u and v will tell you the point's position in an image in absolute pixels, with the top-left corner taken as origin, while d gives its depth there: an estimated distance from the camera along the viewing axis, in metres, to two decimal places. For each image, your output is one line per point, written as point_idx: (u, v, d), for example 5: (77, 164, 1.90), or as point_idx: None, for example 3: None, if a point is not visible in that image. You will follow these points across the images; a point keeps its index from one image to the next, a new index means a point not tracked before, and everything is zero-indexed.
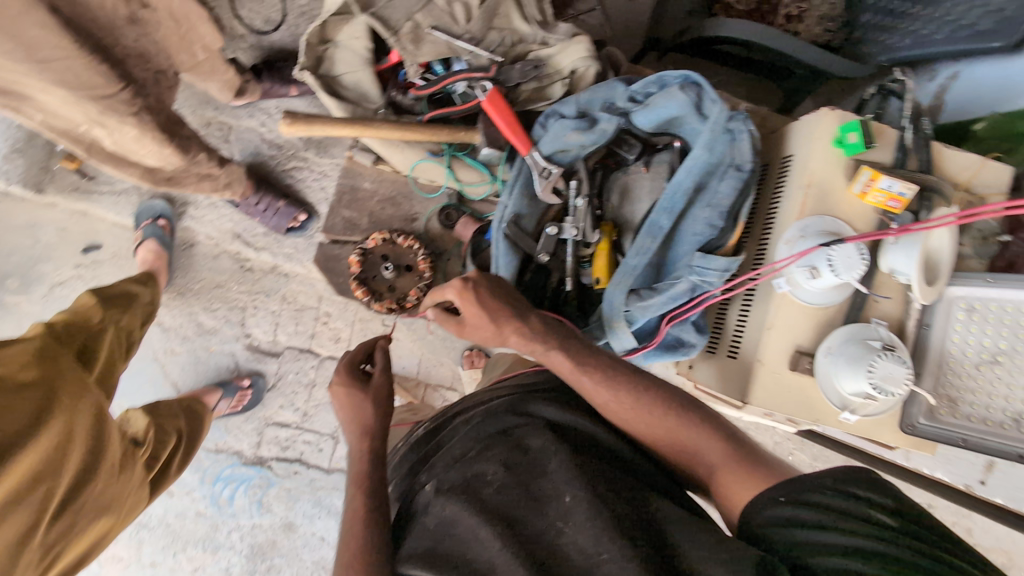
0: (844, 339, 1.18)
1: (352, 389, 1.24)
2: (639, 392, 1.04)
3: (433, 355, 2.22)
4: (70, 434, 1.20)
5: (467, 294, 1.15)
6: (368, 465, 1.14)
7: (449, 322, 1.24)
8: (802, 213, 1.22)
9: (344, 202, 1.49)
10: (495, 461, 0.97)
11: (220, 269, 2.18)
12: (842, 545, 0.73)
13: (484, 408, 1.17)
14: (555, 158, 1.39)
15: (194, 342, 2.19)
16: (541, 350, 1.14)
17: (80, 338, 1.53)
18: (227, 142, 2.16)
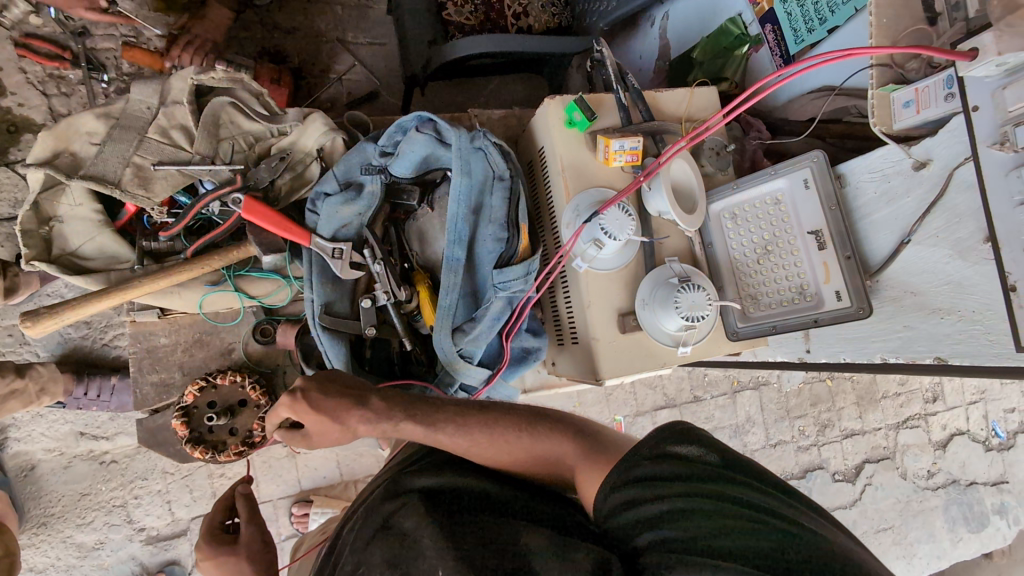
0: (652, 287, 1.27)
1: (220, 555, 1.13)
2: (490, 427, 1.04)
3: (349, 452, 2.07)
4: None
5: (297, 405, 1.02)
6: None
7: (293, 438, 1.10)
8: (570, 194, 1.30)
9: (146, 367, 1.40)
10: (375, 563, 0.90)
11: (79, 476, 1.90)
12: (667, 508, 0.79)
13: (363, 501, 1.08)
14: (340, 235, 1.37)
15: (81, 567, 1.93)
16: (390, 426, 1.07)
17: None
18: (25, 343, 1.82)
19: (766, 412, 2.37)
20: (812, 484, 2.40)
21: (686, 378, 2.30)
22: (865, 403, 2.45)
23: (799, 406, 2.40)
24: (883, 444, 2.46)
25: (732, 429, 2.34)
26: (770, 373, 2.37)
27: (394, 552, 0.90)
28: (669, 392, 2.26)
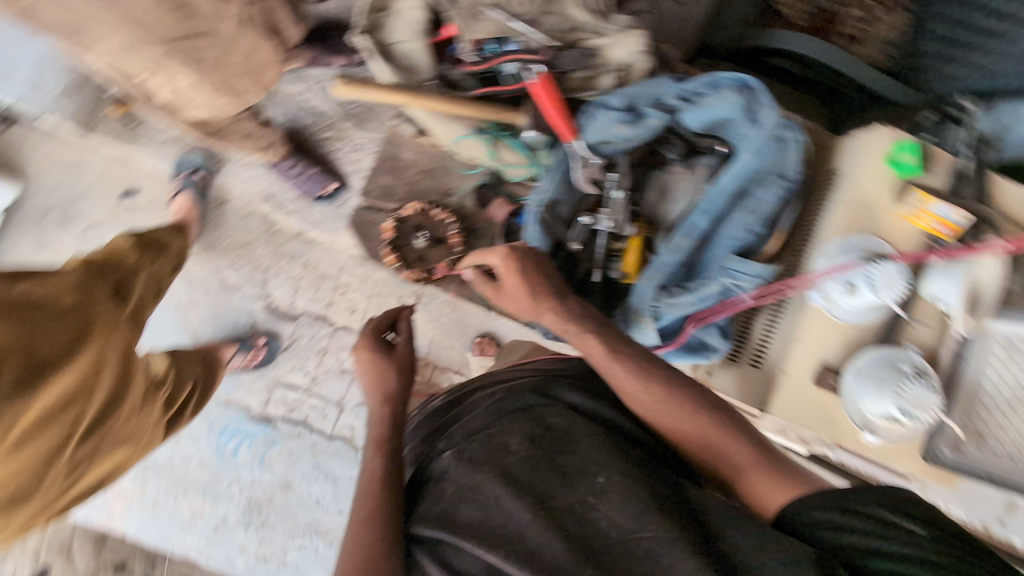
0: (874, 362, 1.17)
1: (375, 355, 1.31)
2: (670, 386, 1.08)
3: (445, 339, 2.41)
4: (97, 367, 1.49)
5: (511, 258, 1.25)
6: (387, 426, 1.23)
7: (486, 286, 1.33)
8: (845, 228, 1.22)
9: (384, 168, 1.52)
10: (518, 434, 1.02)
11: (248, 229, 2.50)
12: (886, 551, 0.78)
13: (509, 386, 1.21)
14: (600, 149, 1.39)
15: (217, 296, 2.52)
16: (576, 332, 1.20)
17: (115, 279, 1.66)
18: (272, 104, 2.44)
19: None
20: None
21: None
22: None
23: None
24: None
25: None
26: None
27: (549, 436, 1.00)
28: None
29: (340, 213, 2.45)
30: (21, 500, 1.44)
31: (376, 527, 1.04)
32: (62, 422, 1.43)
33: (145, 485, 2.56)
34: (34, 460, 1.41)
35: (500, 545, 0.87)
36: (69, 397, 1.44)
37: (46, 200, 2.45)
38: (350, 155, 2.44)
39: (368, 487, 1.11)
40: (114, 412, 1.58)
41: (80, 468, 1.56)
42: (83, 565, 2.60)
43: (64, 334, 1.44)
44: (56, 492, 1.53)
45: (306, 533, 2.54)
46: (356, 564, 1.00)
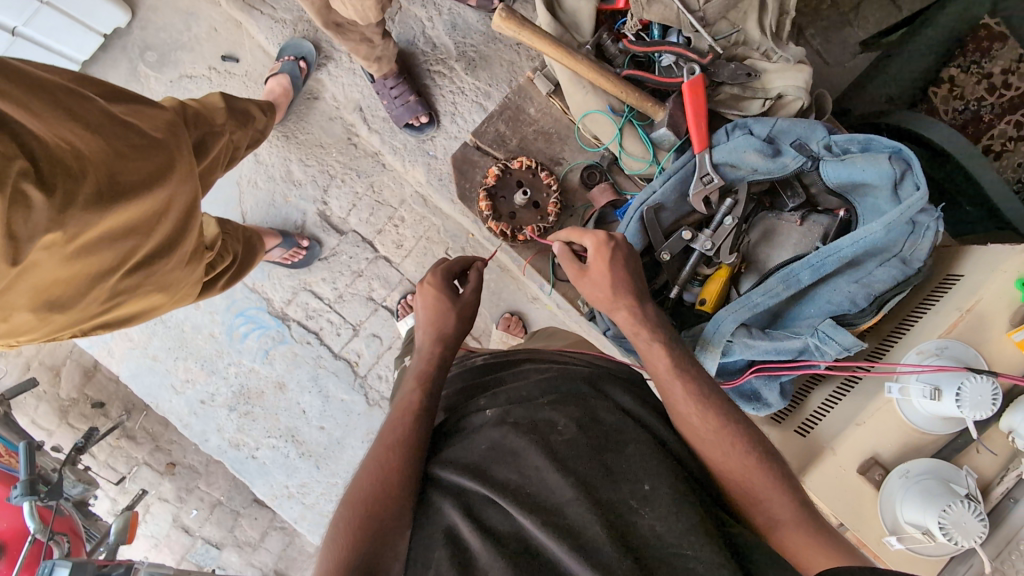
0: (925, 470, 1.11)
1: (442, 294, 1.31)
2: (726, 420, 1.05)
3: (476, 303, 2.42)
4: (168, 205, 1.36)
5: (606, 246, 1.21)
6: (429, 364, 1.22)
7: (570, 264, 1.27)
8: (949, 332, 1.15)
9: (505, 116, 1.49)
10: (568, 416, 1.01)
11: (331, 132, 2.50)
12: None
13: (561, 367, 1.18)
14: (723, 169, 1.34)
15: (277, 185, 2.52)
16: (645, 336, 1.15)
17: (202, 132, 1.59)
18: (392, 21, 2.42)
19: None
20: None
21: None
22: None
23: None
24: None
25: None
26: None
27: (599, 428, 0.99)
28: None
29: (421, 147, 2.40)
30: (53, 312, 1.25)
31: (402, 456, 1.04)
32: (121, 246, 1.28)
33: (151, 337, 2.53)
34: (80, 275, 1.23)
35: (538, 514, 0.88)
36: (132, 225, 1.29)
37: (150, 38, 2.46)
38: (451, 95, 2.41)
39: (402, 418, 1.11)
40: (165, 256, 1.43)
41: (115, 302, 1.38)
42: (65, 392, 2.66)
43: (148, 160, 1.30)
44: (84, 317, 1.34)
45: (282, 437, 2.50)
46: (375, 484, 1.01)
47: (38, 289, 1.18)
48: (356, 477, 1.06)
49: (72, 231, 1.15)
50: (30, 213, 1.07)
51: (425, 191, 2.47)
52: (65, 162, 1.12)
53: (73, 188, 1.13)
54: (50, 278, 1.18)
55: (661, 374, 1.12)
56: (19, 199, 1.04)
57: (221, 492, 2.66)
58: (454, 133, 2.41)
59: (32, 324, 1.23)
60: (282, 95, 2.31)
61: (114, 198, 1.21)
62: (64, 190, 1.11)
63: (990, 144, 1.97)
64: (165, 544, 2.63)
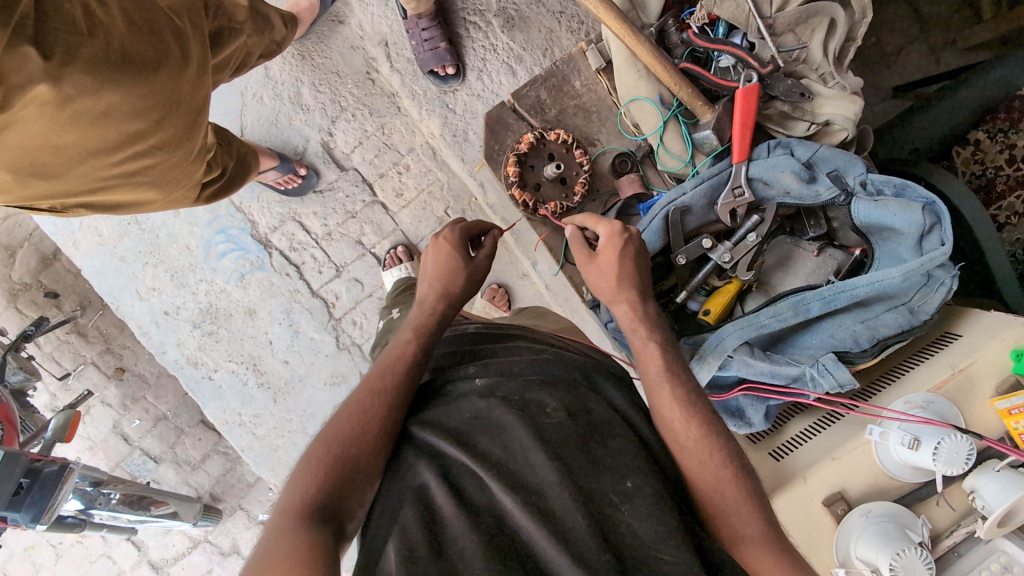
0: (885, 513, 1.13)
1: (455, 253, 1.27)
2: (711, 428, 1.01)
3: None
4: (179, 97, 1.25)
5: (620, 237, 1.18)
6: (427, 320, 1.19)
7: (579, 249, 1.22)
8: (938, 387, 1.18)
9: (548, 84, 1.43)
10: (560, 401, 0.99)
11: (350, 62, 2.38)
12: None
13: (558, 351, 1.16)
14: (755, 185, 1.32)
15: (284, 105, 2.39)
16: (643, 334, 1.12)
17: (221, 23, 1.47)
18: None
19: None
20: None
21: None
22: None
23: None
24: None
25: None
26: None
27: (588, 418, 0.97)
28: None
29: (441, 97, 2.31)
30: (35, 177, 1.15)
31: (385, 406, 1.01)
32: (123, 126, 1.19)
33: (123, 237, 2.40)
34: (72, 146, 1.13)
35: (517, 491, 0.86)
36: (138, 106, 1.18)
37: None
38: (482, 50, 2.31)
39: (391, 367, 1.07)
40: (169, 151, 1.32)
41: (104, 185, 1.28)
42: (18, 276, 2.51)
43: (169, 42, 1.19)
44: (67, 193, 1.23)
45: (244, 364, 2.43)
46: (352, 429, 0.97)
47: (23, 149, 1.08)
48: (333, 418, 1.02)
49: (67, 92, 1.05)
50: (24, 61, 0.97)
51: (437, 144, 2.38)
52: (70, 17, 1.02)
53: (76, 47, 1.03)
54: (39, 142, 1.09)
55: (651, 374, 1.08)
56: (14, 43, 0.95)
57: (168, 407, 2.59)
58: (478, 90, 2.31)
59: (9, 184, 1.13)
60: (307, 11, 2.16)
61: (120, 71, 1.11)
62: (65, 45, 1.01)
63: (997, 214, 1.98)
64: (100, 449, 2.56)
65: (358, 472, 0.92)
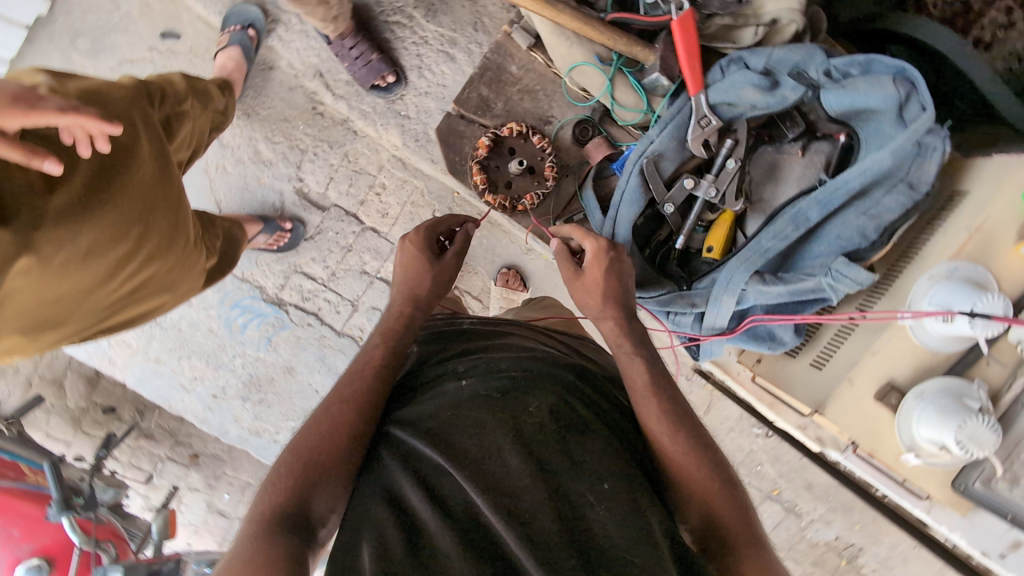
0: (940, 389, 1.11)
1: (420, 253, 1.28)
2: (693, 434, 1.02)
3: (471, 262, 2.38)
4: (151, 202, 1.27)
5: (604, 255, 1.19)
6: (398, 325, 1.21)
7: (564, 266, 1.25)
8: (959, 252, 1.15)
9: (486, 79, 1.40)
10: (543, 400, 0.97)
11: (293, 104, 2.34)
12: None
13: (541, 351, 1.15)
14: (718, 110, 1.29)
15: (248, 168, 2.39)
16: (626, 349, 1.12)
17: (167, 111, 1.47)
18: None
19: (774, 534, 2.57)
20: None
21: (745, 452, 2.52)
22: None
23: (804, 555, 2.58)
24: None
25: None
26: (809, 512, 2.54)
27: (570, 417, 0.96)
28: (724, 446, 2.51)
29: (391, 108, 2.29)
30: (48, 328, 1.22)
31: (356, 414, 1.01)
32: (111, 253, 1.21)
33: (151, 341, 2.49)
34: (67, 292, 1.18)
35: (488, 491, 0.83)
36: (116, 231, 1.20)
37: (76, 24, 2.21)
38: (414, 47, 2.26)
39: (363, 373, 1.09)
40: (161, 256, 1.34)
41: (115, 309, 1.33)
42: (74, 403, 2.62)
43: (118, 158, 1.20)
44: (85, 328, 1.30)
45: (300, 419, 2.53)
46: (321, 438, 0.98)
47: (29, 310, 1.15)
48: (306, 426, 1.03)
49: (44, 252, 1.09)
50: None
51: (403, 154, 2.36)
52: (29, 181, 1.06)
53: (40, 207, 1.07)
54: (43, 298, 1.15)
55: (638, 388, 1.08)
56: None
57: (250, 475, 2.73)
58: (423, 89, 2.27)
59: (27, 344, 1.22)
60: (234, 71, 2.13)
61: (86, 209, 1.14)
62: (26, 210, 1.06)
63: (981, 34, 1.86)
64: (205, 530, 2.73)
65: (320, 478, 0.94)
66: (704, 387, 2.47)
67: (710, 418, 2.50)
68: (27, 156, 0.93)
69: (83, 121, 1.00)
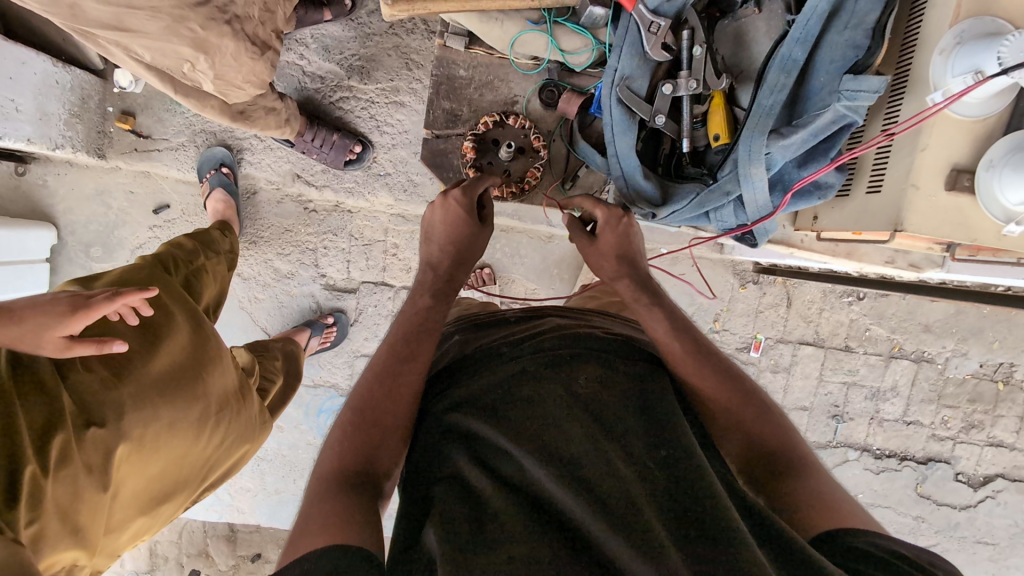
0: (1009, 150, 1.08)
1: (471, 220, 1.29)
2: (729, 375, 1.09)
3: (505, 273, 2.40)
4: (200, 358, 1.33)
5: (614, 217, 1.30)
6: (443, 284, 1.27)
7: (577, 233, 1.35)
8: (957, 17, 1.10)
9: (443, 92, 1.44)
10: (590, 369, 0.99)
11: (287, 213, 2.42)
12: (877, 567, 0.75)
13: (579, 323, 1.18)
14: (662, 11, 1.25)
15: (275, 288, 2.48)
16: (646, 304, 1.20)
17: (185, 273, 1.55)
18: (273, 78, 2.30)
19: (915, 388, 2.45)
20: (888, 461, 2.51)
21: (847, 325, 2.41)
22: (994, 407, 2.46)
23: (954, 395, 2.46)
24: (1017, 461, 2.51)
25: (873, 389, 2.46)
26: (938, 352, 2.42)
27: (618, 379, 0.98)
28: (823, 330, 2.41)
29: (371, 174, 2.37)
30: (161, 501, 1.29)
31: (408, 378, 1.07)
32: (188, 416, 1.27)
33: (263, 477, 2.58)
34: (166, 463, 1.25)
35: (552, 464, 0.85)
36: (183, 395, 1.26)
37: (82, 236, 2.37)
38: (365, 110, 2.33)
39: (413, 338, 1.14)
40: (231, 402, 1.39)
41: (211, 465, 1.38)
42: (225, 563, 2.73)
43: (159, 333, 1.27)
44: (191, 491, 1.37)
45: None
46: (377, 398, 1.04)
47: (140, 490, 1.23)
48: (360, 384, 1.09)
49: (136, 437, 1.17)
50: (94, 444, 1.11)
51: (400, 208, 2.42)
52: (100, 381, 1.15)
53: (115, 399, 1.15)
54: (148, 476, 1.22)
55: (660, 337, 1.13)
56: (84, 439, 1.10)
57: None
58: (390, 143, 2.35)
59: (149, 522, 1.29)
60: (227, 211, 2.23)
61: (149, 385, 1.21)
62: (108, 407, 1.14)
63: None
64: None
65: (378, 440, 1.00)
66: (777, 283, 2.38)
67: (796, 309, 2.40)
68: (98, 345, 1.04)
69: (125, 299, 1.10)
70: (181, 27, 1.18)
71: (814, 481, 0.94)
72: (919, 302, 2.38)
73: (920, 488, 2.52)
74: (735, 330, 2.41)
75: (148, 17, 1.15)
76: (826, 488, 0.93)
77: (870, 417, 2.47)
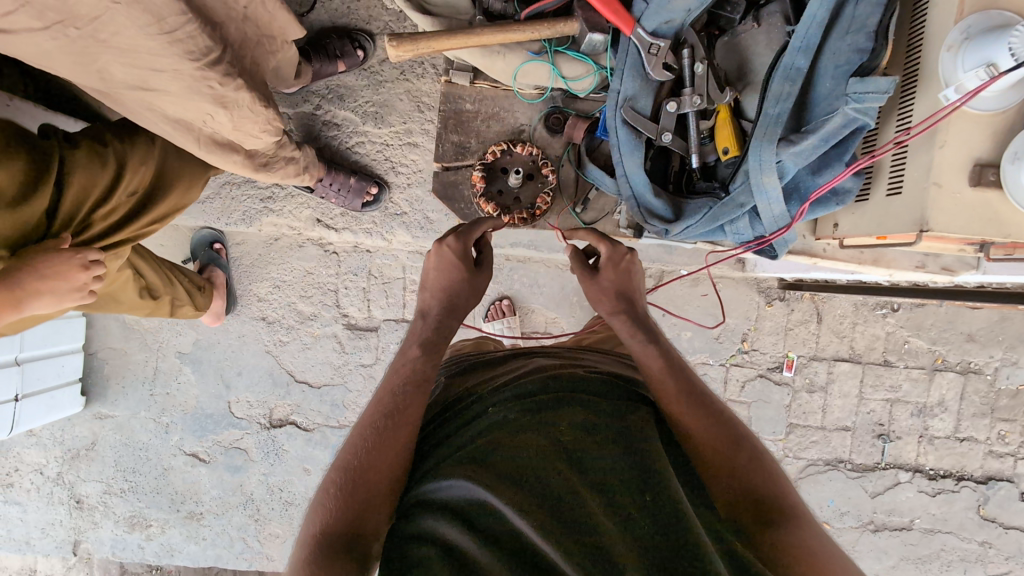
0: None
1: (463, 265, 1.26)
2: (719, 417, 1.06)
3: (525, 302, 2.38)
4: None
5: (615, 256, 1.31)
6: (431, 332, 1.21)
7: (578, 265, 1.34)
8: (962, 13, 1.09)
9: (451, 126, 1.48)
10: (576, 412, 0.98)
11: (307, 257, 2.45)
12: None
13: (570, 362, 1.16)
14: (660, 33, 1.27)
15: (299, 328, 2.46)
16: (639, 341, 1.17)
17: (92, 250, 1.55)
18: (290, 128, 2.39)
19: (964, 403, 2.32)
20: (945, 482, 2.34)
21: (884, 339, 2.31)
22: None
23: (1009, 407, 2.31)
24: None
25: (919, 405, 2.33)
26: (985, 362, 2.29)
27: (603, 423, 0.96)
28: (858, 345, 2.31)
29: (388, 213, 2.41)
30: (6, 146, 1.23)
31: (397, 428, 1.03)
32: None
33: (292, 522, 2.51)
34: None
35: (541, 516, 0.84)
36: None
37: None
38: (379, 152, 2.40)
39: (403, 391, 1.08)
40: None
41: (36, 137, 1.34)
42: None
43: None
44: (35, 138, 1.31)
45: None
46: (367, 453, 1.00)
47: None
48: (349, 441, 1.05)
49: None
50: None
51: (418, 245, 2.45)
52: None
53: None
54: None
55: (654, 374, 1.12)
56: None
57: None
58: (405, 183, 2.41)
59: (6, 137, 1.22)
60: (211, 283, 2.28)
61: None
62: None
63: None
64: None
65: (366, 500, 0.96)
66: (805, 299, 2.30)
67: (828, 324, 2.31)
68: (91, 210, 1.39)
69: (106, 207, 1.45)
70: (202, 85, 1.22)
71: (802, 535, 0.90)
72: (959, 311, 2.28)
73: (982, 511, 2.35)
74: (765, 350, 2.32)
75: (173, 80, 1.18)
76: (812, 547, 0.90)
77: (918, 434, 2.33)
